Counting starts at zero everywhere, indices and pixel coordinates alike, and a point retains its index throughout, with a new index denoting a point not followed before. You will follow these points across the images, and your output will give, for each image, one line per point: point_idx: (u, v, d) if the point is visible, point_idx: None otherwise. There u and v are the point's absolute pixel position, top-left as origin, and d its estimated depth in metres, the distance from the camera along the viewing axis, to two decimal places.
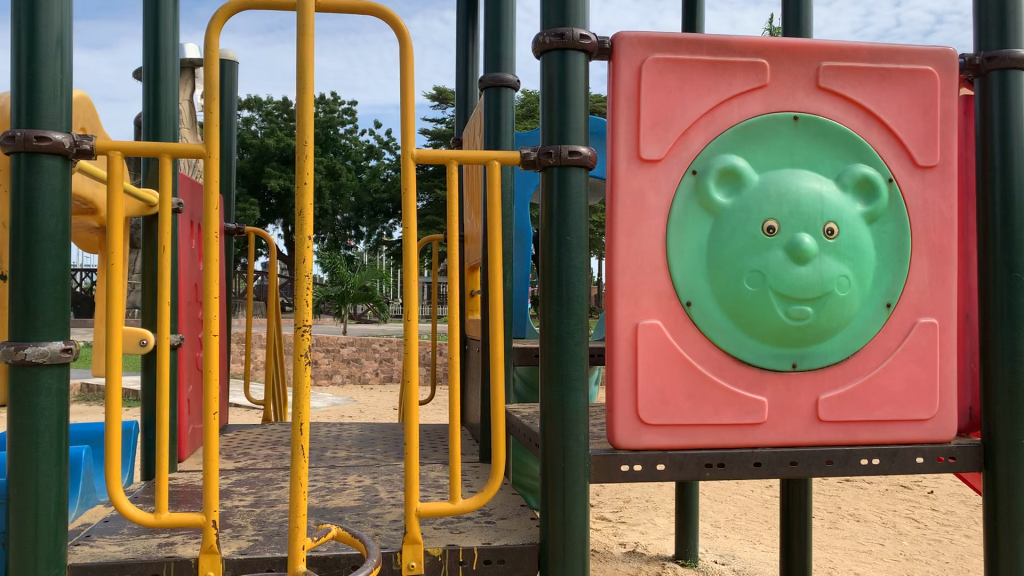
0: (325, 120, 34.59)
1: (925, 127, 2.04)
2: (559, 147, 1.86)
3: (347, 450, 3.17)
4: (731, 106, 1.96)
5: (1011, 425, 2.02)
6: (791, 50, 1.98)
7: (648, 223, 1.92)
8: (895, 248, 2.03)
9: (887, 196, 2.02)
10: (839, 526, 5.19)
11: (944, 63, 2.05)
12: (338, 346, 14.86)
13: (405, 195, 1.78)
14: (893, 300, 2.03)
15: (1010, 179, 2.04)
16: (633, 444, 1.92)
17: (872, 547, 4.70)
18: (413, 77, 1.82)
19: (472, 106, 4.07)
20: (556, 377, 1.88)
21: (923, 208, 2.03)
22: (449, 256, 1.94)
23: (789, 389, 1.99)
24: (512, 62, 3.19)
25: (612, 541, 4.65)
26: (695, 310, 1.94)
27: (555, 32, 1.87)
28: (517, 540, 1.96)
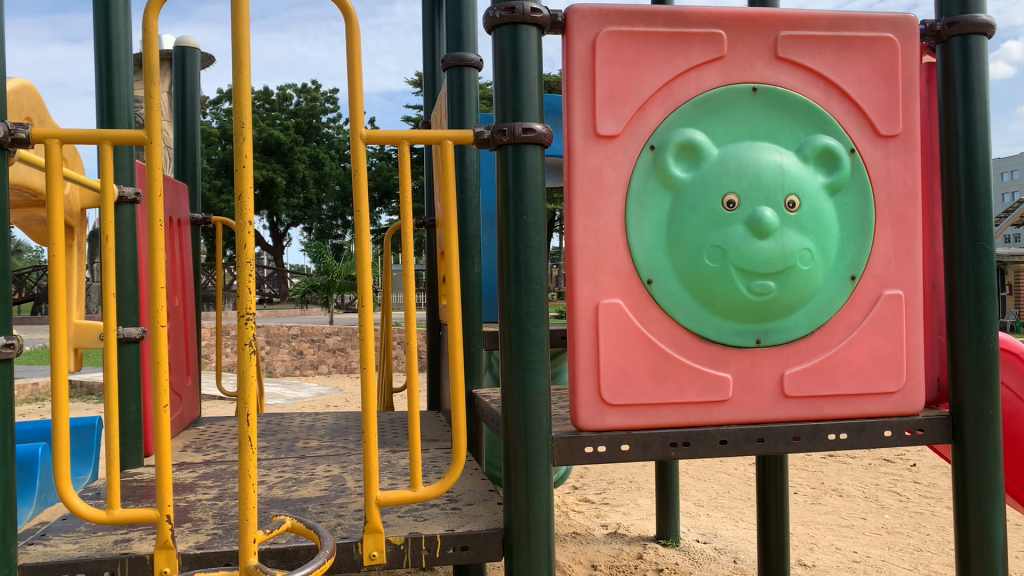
0: (307, 110, 34.28)
1: (887, 95, 2.00)
2: (512, 124, 1.82)
3: (318, 439, 3.12)
4: (688, 79, 1.92)
5: (979, 395, 2.00)
6: (748, 20, 1.93)
7: (607, 201, 1.88)
8: (858, 218, 2.00)
9: (849, 166, 1.98)
10: (821, 501, 5.20)
11: (904, 30, 2.02)
12: (324, 337, 14.74)
13: (357, 179, 1.73)
14: (858, 272, 2.00)
15: (973, 147, 2.01)
16: (596, 425, 1.89)
17: (854, 522, 4.71)
18: (359, 55, 1.77)
19: (439, 90, 4.02)
20: (516, 360, 1.84)
21: (885, 177, 2.00)
22: (402, 244, 1.90)
23: (753, 365, 1.96)
24: (475, 42, 3.12)
25: (595, 523, 4.64)
26: (656, 288, 1.91)
27: (505, 6, 1.82)
28: (482, 526, 1.93)
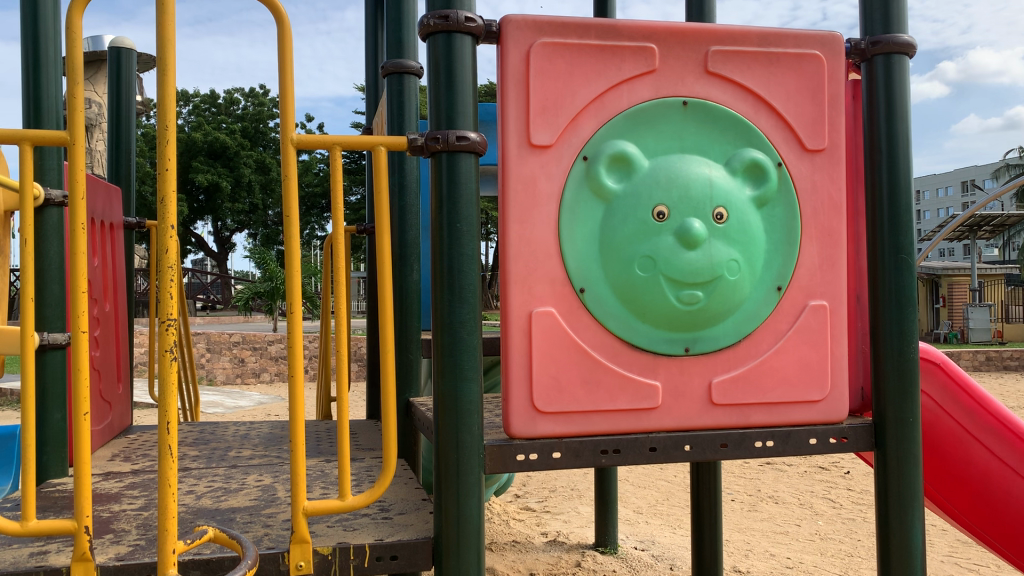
0: (254, 114, 33.86)
1: (813, 111, 2.05)
2: (446, 132, 1.82)
3: (251, 449, 3.07)
4: (620, 92, 1.95)
5: (900, 404, 2.06)
6: (679, 34, 1.97)
7: (540, 210, 1.90)
8: (785, 230, 2.04)
9: (776, 180, 2.03)
10: (758, 508, 5.29)
11: (830, 47, 2.08)
12: (266, 344, 14.53)
13: (289, 183, 1.71)
14: (784, 283, 2.04)
15: (896, 163, 2.07)
16: (527, 433, 1.90)
17: (789, 529, 4.79)
18: (289, 60, 1.75)
19: (381, 97, 4.01)
20: (448, 369, 1.83)
21: (811, 191, 2.06)
22: (334, 250, 1.88)
23: (682, 373, 1.99)
24: (415, 50, 3.12)
25: (534, 532, 4.64)
26: (588, 297, 1.92)
27: (439, 15, 1.82)
28: (411, 535, 1.92)
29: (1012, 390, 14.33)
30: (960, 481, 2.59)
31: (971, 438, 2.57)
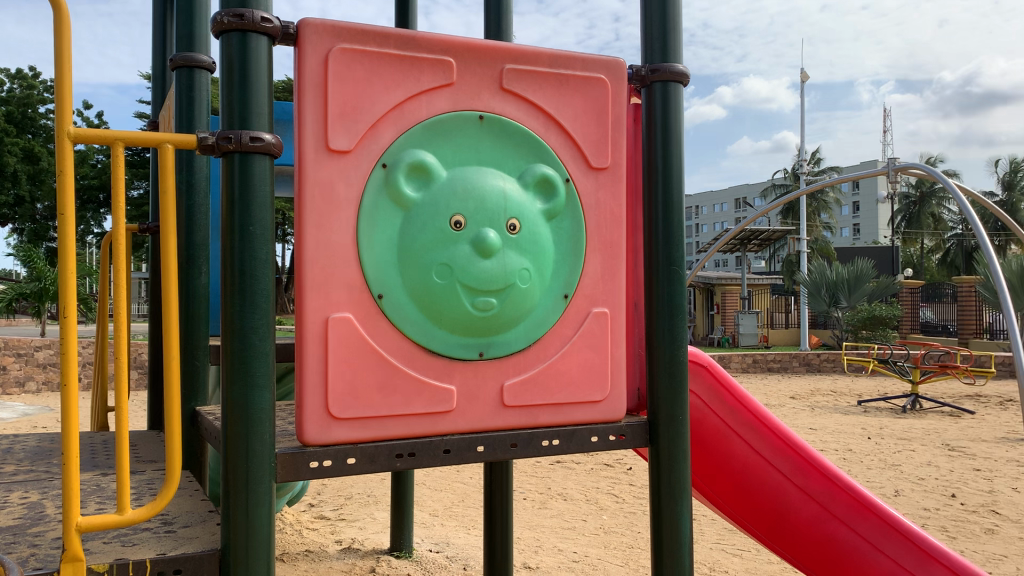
0: (21, 97, 30.82)
1: (598, 131, 2.20)
2: (239, 133, 1.77)
3: (16, 463, 2.83)
4: (419, 102, 1.99)
5: (671, 405, 2.24)
6: (475, 50, 2.04)
7: (337, 217, 1.90)
8: (571, 241, 2.17)
9: (564, 195, 2.15)
10: (548, 505, 5.51)
11: (613, 72, 2.24)
12: (32, 350, 13.26)
13: (61, 176, 1.60)
14: (570, 291, 2.17)
15: (669, 181, 2.25)
16: (321, 439, 1.89)
17: (576, 524, 5.04)
18: (67, 50, 1.65)
19: (169, 90, 3.81)
20: (238, 375, 1.79)
21: (595, 205, 2.20)
22: (112, 250, 1.79)
23: (475, 376, 2.06)
24: (208, 46, 3.01)
25: (328, 540, 4.58)
26: (386, 303, 1.95)
27: (235, 13, 1.78)
28: (194, 548, 1.84)
29: (774, 390, 15.78)
30: (726, 474, 2.84)
31: (734, 435, 2.84)
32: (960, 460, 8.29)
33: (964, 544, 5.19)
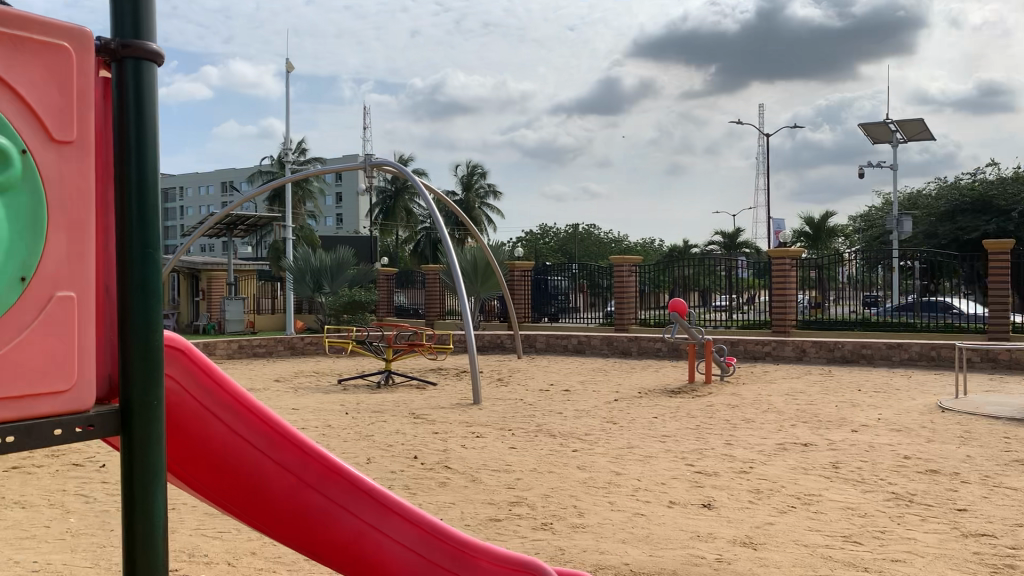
0: None
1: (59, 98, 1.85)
2: None
3: None
4: None
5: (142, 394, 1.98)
6: None
7: None
8: (27, 218, 1.80)
9: (18, 165, 1.78)
10: (216, 526, 5.32)
11: (79, 40, 1.89)
12: None
13: None
14: (26, 274, 1.78)
15: (143, 158, 1.94)
16: None
17: (233, 544, 4.92)
18: None
19: None
20: None
21: (58, 177, 1.85)
22: None
23: None
24: None
25: None
26: None
27: None
28: None
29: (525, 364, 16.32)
30: (197, 454, 2.53)
31: (209, 414, 2.52)
32: (655, 420, 8.88)
33: (620, 503, 5.49)
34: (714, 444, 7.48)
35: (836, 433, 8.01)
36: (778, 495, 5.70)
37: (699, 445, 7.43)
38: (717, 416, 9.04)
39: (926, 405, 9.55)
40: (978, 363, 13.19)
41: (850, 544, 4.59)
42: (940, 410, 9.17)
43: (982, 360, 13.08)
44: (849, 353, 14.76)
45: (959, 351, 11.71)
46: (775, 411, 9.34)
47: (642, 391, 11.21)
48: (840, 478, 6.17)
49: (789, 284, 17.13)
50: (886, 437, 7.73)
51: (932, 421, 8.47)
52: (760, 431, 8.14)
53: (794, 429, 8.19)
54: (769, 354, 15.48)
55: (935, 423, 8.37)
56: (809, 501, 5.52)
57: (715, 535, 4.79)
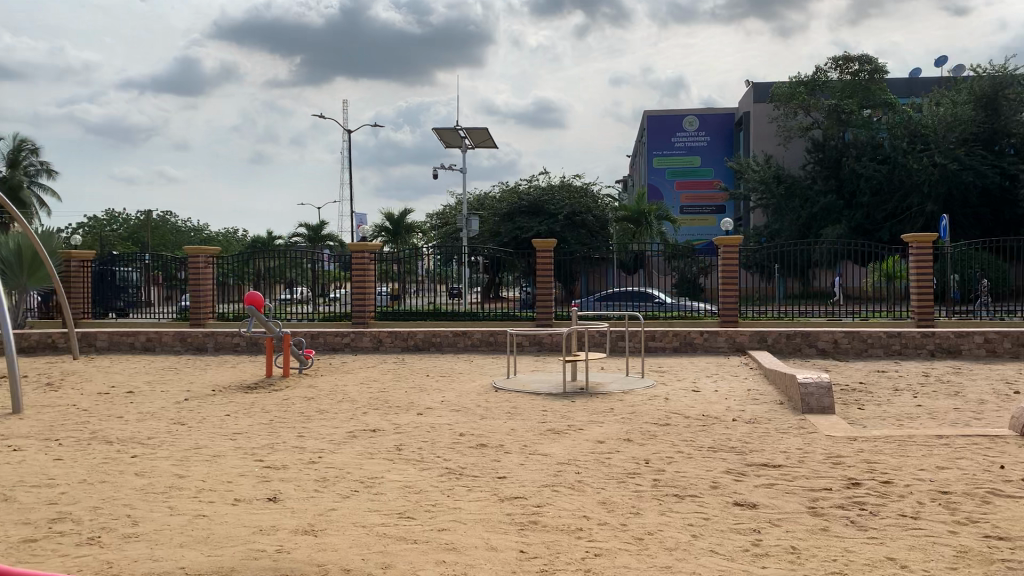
0: None
1: None
2: None
3: None
4: None
5: None
6: None
7: None
8: None
9: None
10: None
11: None
12: None
13: None
14: None
15: None
16: None
17: None
18: None
19: None
20: None
21: None
22: None
23: None
24: None
25: None
26: None
27: None
28: None
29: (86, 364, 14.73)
30: None
31: None
32: (226, 417, 8.61)
33: (181, 506, 5.25)
34: (285, 437, 7.49)
35: (402, 417, 8.52)
36: (343, 481, 5.90)
37: (270, 439, 7.38)
38: (290, 409, 9.06)
39: (482, 386, 10.57)
40: (527, 347, 14.93)
41: (404, 520, 4.93)
42: (493, 390, 10.22)
43: (530, 344, 14.84)
44: (421, 342, 15.76)
45: (510, 336, 13.14)
46: (348, 400, 9.63)
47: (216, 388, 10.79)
48: (401, 459, 6.58)
49: (368, 277, 18.00)
50: (445, 417, 8.41)
51: (485, 400, 9.41)
52: (331, 420, 8.34)
53: (364, 416, 8.53)
54: (347, 345, 15.86)
55: (487, 402, 9.30)
56: (371, 484, 5.81)
57: (277, 527, 4.81)
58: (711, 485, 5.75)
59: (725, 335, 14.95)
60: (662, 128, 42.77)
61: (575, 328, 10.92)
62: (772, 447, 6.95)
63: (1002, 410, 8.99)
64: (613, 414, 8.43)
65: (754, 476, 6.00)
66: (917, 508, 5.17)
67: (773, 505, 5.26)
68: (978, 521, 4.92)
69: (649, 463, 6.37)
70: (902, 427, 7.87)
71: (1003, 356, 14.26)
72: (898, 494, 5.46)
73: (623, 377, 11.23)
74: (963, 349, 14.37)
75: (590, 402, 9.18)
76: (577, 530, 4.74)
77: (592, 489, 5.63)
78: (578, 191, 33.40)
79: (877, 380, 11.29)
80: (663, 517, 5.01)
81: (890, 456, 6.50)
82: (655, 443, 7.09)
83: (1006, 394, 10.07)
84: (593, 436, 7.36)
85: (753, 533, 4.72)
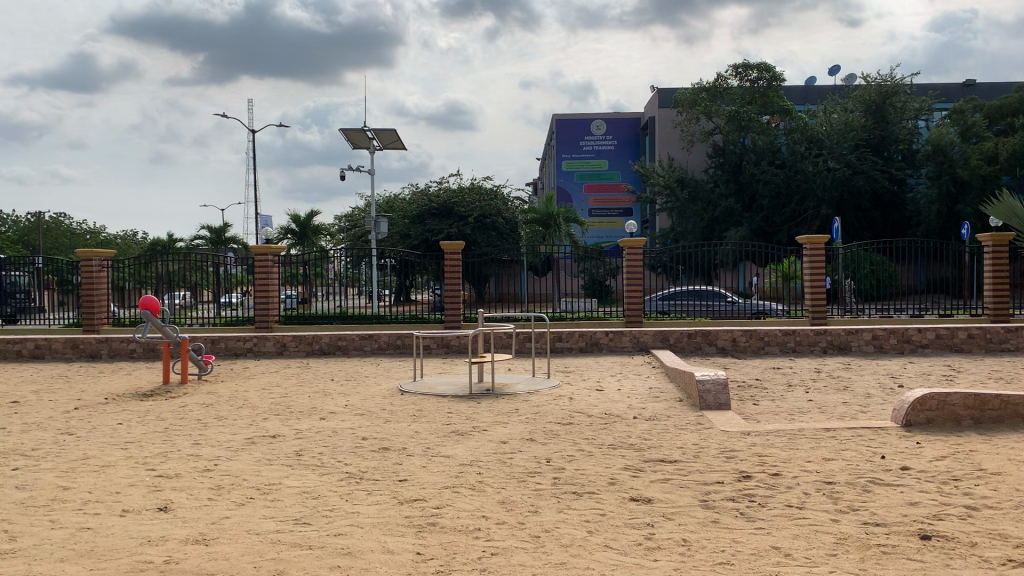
0: None
1: None
2: None
3: None
4: None
5: None
6: None
7: None
8: None
9: None
10: None
11: None
12: None
13: None
14: None
15: None
16: None
17: None
18: None
19: None
20: None
21: None
22: None
23: None
24: None
25: None
26: None
27: None
28: None
29: None
30: None
31: None
32: (118, 426, 8.30)
33: (63, 519, 5.03)
34: (180, 445, 7.27)
35: (304, 422, 8.37)
36: (238, 488, 5.76)
37: (164, 448, 7.15)
38: (186, 417, 8.79)
39: (388, 389, 10.49)
40: (435, 349, 14.89)
41: (300, 526, 4.85)
42: (399, 393, 10.15)
43: (438, 346, 14.81)
44: (326, 347, 15.53)
45: (416, 339, 13.08)
46: (248, 407, 9.40)
47: (107, 397, 10.37)
48: (301, 465, 6.47)
49: (271, 282, 17.47)
50: (348, 422, 8.31)
51: (389, 404, 9.34)
52: (229, 427, 8.13)
53: (264, 423, 8.35)
54: (250, 350, 15.48)
55: (392, 405, 9.24)
56: (267, 490, 5.69)
57: (166, 537, 4.66)
58: (609, 481, 5.85)
59: (629, 335, 15.24)
60: (571, 131, 43.23)
61: (480, 329, 10.94)
62: (670, 443, 7.12)
63: (886, 403, 9.44)
64: (517, 415, 8.48)
65: (651, 471, 6.14)
66: (802, 499, 5.38)
67: (668, 499, 5.39)
68: (858, 509, 5.15)
69: (550, 462, 6.44)
70: (793, 421, 8.17)
71: (889, 352, 14.98)
72: (785, 486, 5.67)
73: (529, 378, 11.31)
74: (852, 346, 15.04)
75: (494, 404, 9.20)
76: (474, 530, 4.76)
77: (492, 489, 5.65)
78: (488, 193, 33.48)
79: (772, 377, 11.71)
80: (561, 514, 5.07)
81: (781, 449, 6.74)
82: (557, 442, 7.17)
83: (890, 387, 10.59)
84: (496, 437, 7.39)
85: (646, 527, 4.83)
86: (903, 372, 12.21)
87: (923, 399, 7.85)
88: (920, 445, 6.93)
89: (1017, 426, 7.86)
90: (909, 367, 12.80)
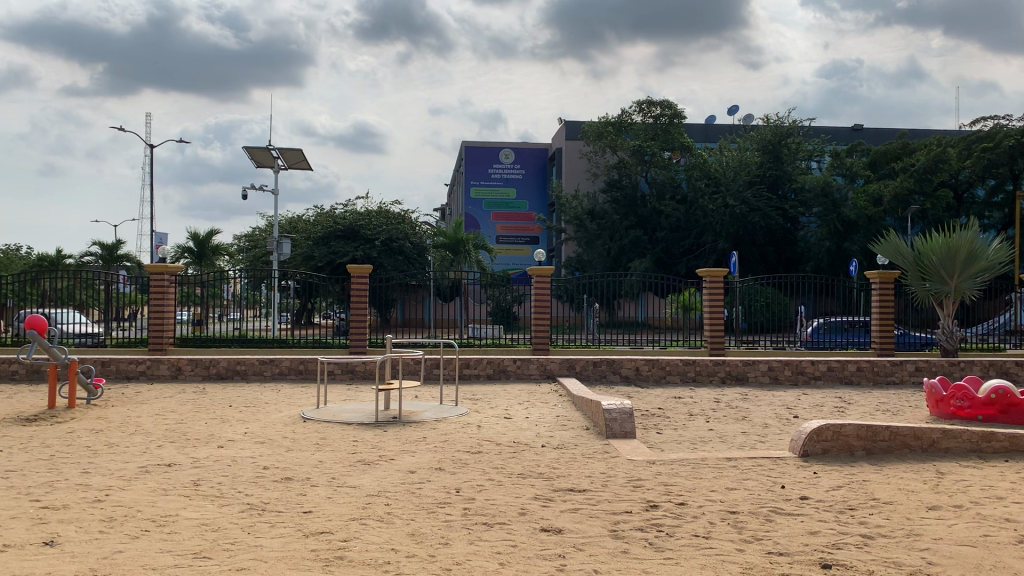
0: None
1: None
2: None
3: None
4: None
5: None
6: None
7: None
8: None
9: None
10: None
11: None
12: None
13: None
14: None
15: None
16: None
17: None
18: None
19: None
20: None
21: None
22: None
23: None
24: None
25: None
26: None
27: None
28: None
29: None
30: None
31: None
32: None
33: None
34: (68, 474, 6.90)
35: (201, 450, 8.06)
36: (133, 520, 5.49)
37: (49, 477, 6.77)
38: (74, 444, 8.32)
39: (290, 416, 10.21)
40: (338, 374, 14.65)
41: (199, 561, 4.64)
42: (302, 420, 9.88)
43: (341, 372, 14.52)
44: (224, 370, 15.06)
45: (319, 366, 12.82)
46: (140, 433, 9.01)
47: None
48: (199, 496, 6.20)
49: (166, 300, 16.83)
50: (248, 450, 8.04)
51: (292, 431, 9.11)
52: (122, 455, 7.75)
53: (158, 450, 8.00)
54: (142, 374, 14.85)
55: (294, 433, 9.00)
56: (164, 523, 5.43)
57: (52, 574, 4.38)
58: (519, 511, 5.83)
59: (536, 363, 15.33)
60: (480, 160, 43.51)
61: (387, 359, 10.67)
62: (578, 472, 7.17)
63: (782, 433, 9.78)
64: (425, 443, 8.40)
65: (561, 501, 6.15)
66: (708, 528, 5.49)
67: (578, 530, 5.40)
68: (761, 539, 5.29)
69: (459, 492, 6.38)
70: (696, 451, 8.38)
71: (784, 382, 15.53)
72: (691, 516, 5.77)
73: (436, 407, 10.99)
74: (749, 376, 15.55)
75: (401, 432, 9.08)
76: (384, 564, 4.66)
77: (400, 521, 5.55)
78: (395, 217, 33.38)
79: (674, 406, 11.94)
80: (471, 546, 5.02)
81: (685, 479, 6.88)
82: (466, 472, 7.12)
83: (786, 418, 10.95)
84: (404, 466, 7.29)
85: (558, 558, 4.83)
86: (798, 403, 12.64)
87: (819, 429, 8.17)
88: (817, 475, 7.19)
89: (905, 456, 8.25)
90: (803, 399, 13.26)
